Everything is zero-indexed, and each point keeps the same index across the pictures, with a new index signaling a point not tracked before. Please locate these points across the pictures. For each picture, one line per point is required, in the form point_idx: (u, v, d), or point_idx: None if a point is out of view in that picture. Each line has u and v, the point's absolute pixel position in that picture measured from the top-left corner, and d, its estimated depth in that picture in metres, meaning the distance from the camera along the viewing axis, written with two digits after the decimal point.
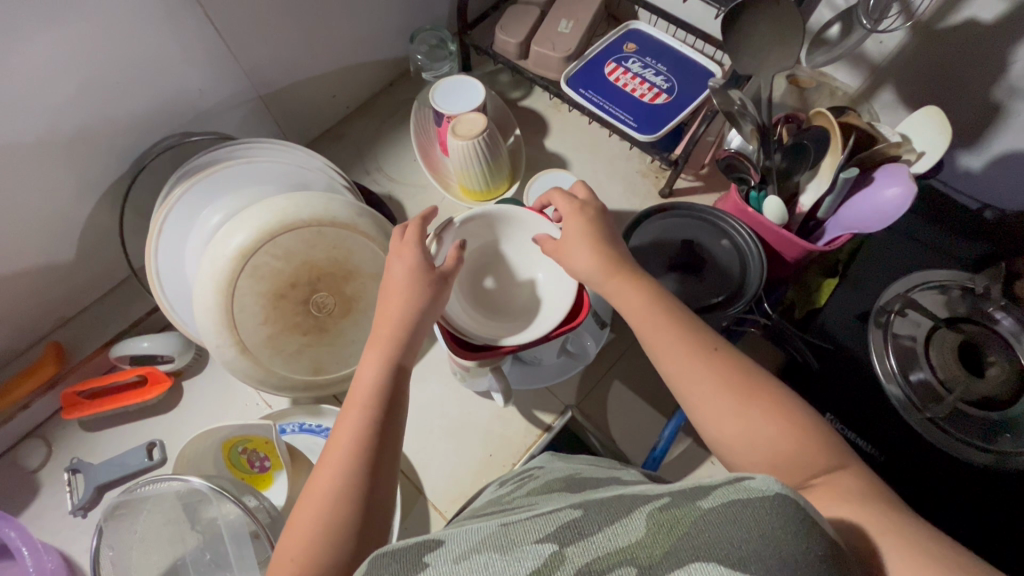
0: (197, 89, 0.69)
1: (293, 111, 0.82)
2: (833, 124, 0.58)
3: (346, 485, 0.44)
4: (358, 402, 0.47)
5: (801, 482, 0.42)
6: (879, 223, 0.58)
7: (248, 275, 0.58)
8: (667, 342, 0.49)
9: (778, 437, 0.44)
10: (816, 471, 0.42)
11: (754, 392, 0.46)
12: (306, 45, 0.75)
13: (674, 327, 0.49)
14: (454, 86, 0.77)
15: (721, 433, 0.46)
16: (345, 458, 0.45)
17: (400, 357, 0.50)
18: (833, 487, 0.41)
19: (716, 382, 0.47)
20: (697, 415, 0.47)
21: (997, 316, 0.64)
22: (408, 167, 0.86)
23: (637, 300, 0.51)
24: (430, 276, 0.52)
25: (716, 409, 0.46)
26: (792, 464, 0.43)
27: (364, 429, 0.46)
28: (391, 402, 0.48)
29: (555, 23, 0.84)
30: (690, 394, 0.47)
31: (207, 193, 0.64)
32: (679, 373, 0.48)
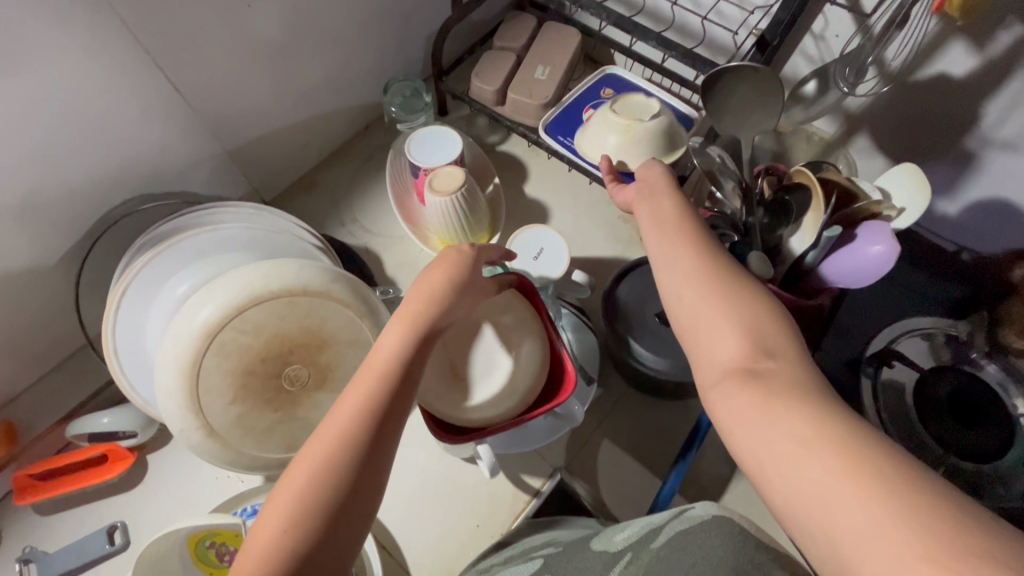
0: (160, 147, 0.65)
1: (263, 164, 0.79)
2: (813, 181, 0.58)
3: (335, 474, 0.42)
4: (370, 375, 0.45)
5: (754, 362, 0.41)
6: (868, 276, 0.58)
7: (214, 352, 0.55)
8: (680, 245, 0.49)
9: (757, 321, 0.43)
10: (763, 356, 0.41)
11: (733, 286, 0.45)
12: (275, 97, 0.73)
13: (683, 231, 0.50)
14: (429, 136, 0.76)
15: (697, 303, 0.45)
16: (329, 456, 0.42)
17: (418, 349, 0.47)
18: (768, 387, 0.40)
19: (707, 266, 0.47)
20: (679, 287, 0.47)
21: (983, 362, 0.65)
22: (385, 217, 0.83)
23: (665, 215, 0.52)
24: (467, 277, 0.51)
25: (699, 286, 0.46)
26: (756, 340, 0.42)
27: (356, 428, 0.43)
28: (402, 393, 0.46)
29: (531, 69, 0.84)
30: (682, 269, 0.48)
31: (168, 264, 0.61)
32: (667, 257, 0.49)
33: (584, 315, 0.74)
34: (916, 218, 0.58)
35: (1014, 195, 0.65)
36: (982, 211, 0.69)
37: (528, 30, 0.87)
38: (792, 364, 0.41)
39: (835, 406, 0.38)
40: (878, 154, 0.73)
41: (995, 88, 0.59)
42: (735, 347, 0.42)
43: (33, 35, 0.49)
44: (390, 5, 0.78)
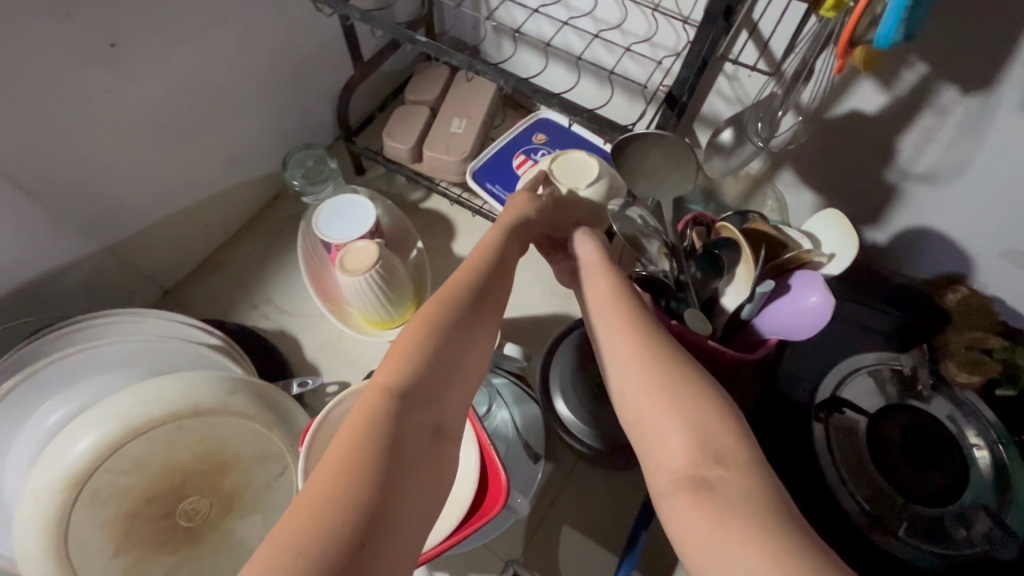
0: (19, 257, 0.57)
1: (158, 252, 0.71)
2: (740, 236, 0.56)
3: (341, 495, 0.31)
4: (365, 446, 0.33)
5: (704, 472, 0.34)
6: (805, 330, 0.55)
7: (84, 503, 0.47)
8: (611, 316, 0.43)
9: (700, 419, 0.36)
10: (716, 461, 0.35)
11: (677, 376, 0.39)
12: (159, 181, 0.66)
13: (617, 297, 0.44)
14: (337, 208, 0.70)
15: (639, 405, 0.39)
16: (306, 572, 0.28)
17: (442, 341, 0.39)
18: (716, 506, 0.33)
19: (646, 351, 0.40)
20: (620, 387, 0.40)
21: (928, 396, 0.63)
22: (303, 293, 0.76)
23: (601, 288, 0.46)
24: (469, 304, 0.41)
25: (637, 382, 0.39)
26: (703, 448, 0.35)
27: (350, 520, 0.30)
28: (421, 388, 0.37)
29: (445, 123, 0.79)
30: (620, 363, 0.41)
31: (29, 396, 0.52)
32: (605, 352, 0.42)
33: (525, 384, 0.69)
34: (849, 263, 0.55)
35: (939, 223, 0.65)
36: (910, 238, 0.68)
37: (440, 81, 0.82)
38: (744, 469, 0.34)
39: (796, 521, 0.32)
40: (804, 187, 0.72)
41: (907, 125, 0.58)
42: (680, 459, 0.35)
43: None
44: (283, 70, 0.72)
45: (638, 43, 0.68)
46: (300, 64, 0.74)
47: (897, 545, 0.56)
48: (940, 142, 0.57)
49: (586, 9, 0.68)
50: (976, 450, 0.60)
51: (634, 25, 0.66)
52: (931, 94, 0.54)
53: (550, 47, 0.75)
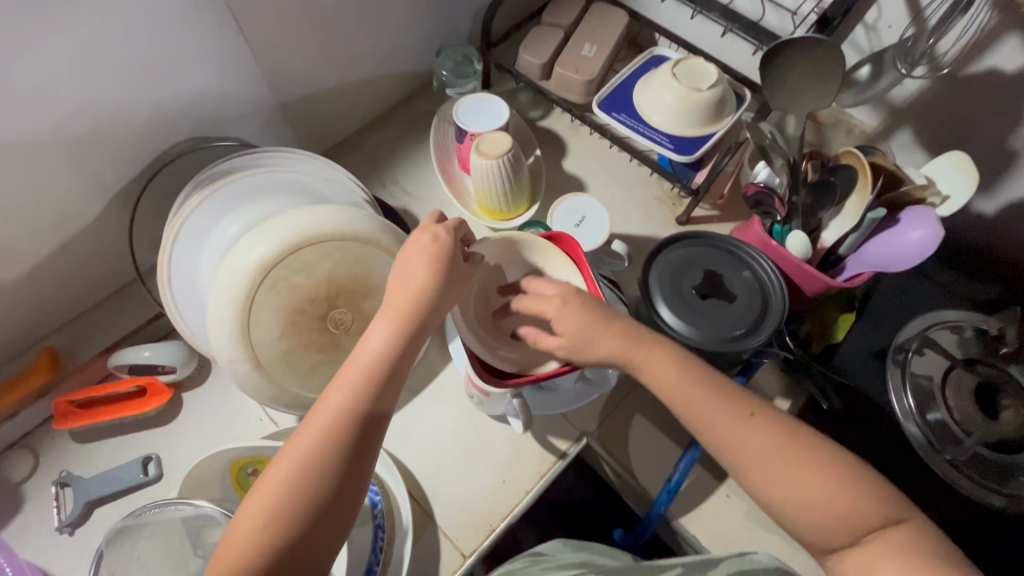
0: (219, 92, 0.67)
1: (313, 121, 0.80)
2: (861, 162, 0.60)
3: (278, 518, 0.43)
4: (291, 460, 0.45)
5: (852, 538, 0.46)
6: (901, 263, 0.59)
7: (265, 289, 0.57)
8: (708, 405, 0.50)
9: (833, 492, 0.46)
10: (867, 526, 0.46)
11: (797, 444, 0.48)
12: (331, 53, 0.74)
13: (705, 390, 0.51)
14: (475, 103, 0.77)
15: (774, 496, 0.48)
16: (260, 540, 0.43)
17: (372, 404, 0.47)
18: (800, 481, 0.47)
19: (761, 438, 0.49)
20: (743, 469, 0.49)
21: (1011, 357, 0.65)
22: (425, 181, 0.85)
23: (673, 376, 0.52)
24: (384, 366, 0.48)
25: (757, 456, 0.48)
26: (847, 523, 0.46)
27: (287, 509, 0.44)
28: (359, 443, 0.46)
29: (578, 47, 0.85)
30: (728, 445, 0.50)
31: (225, 202, 0.62)
32: (724, 440, 0.50)
33: (618, 289, 0.74)
34: (959, 208, 0.59)
35: None
36: (1019, 212, 0.70)
37: (577, 7, 0.88)
38: (873, 502, 0.46)
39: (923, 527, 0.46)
40: (919, 148, 0.74)
41: None
42: (831, 539, 0.47)
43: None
44: None
45: None
46: None
47: (947, 470, 0.61)
48: None
49: None
50: None
51: None
52: None
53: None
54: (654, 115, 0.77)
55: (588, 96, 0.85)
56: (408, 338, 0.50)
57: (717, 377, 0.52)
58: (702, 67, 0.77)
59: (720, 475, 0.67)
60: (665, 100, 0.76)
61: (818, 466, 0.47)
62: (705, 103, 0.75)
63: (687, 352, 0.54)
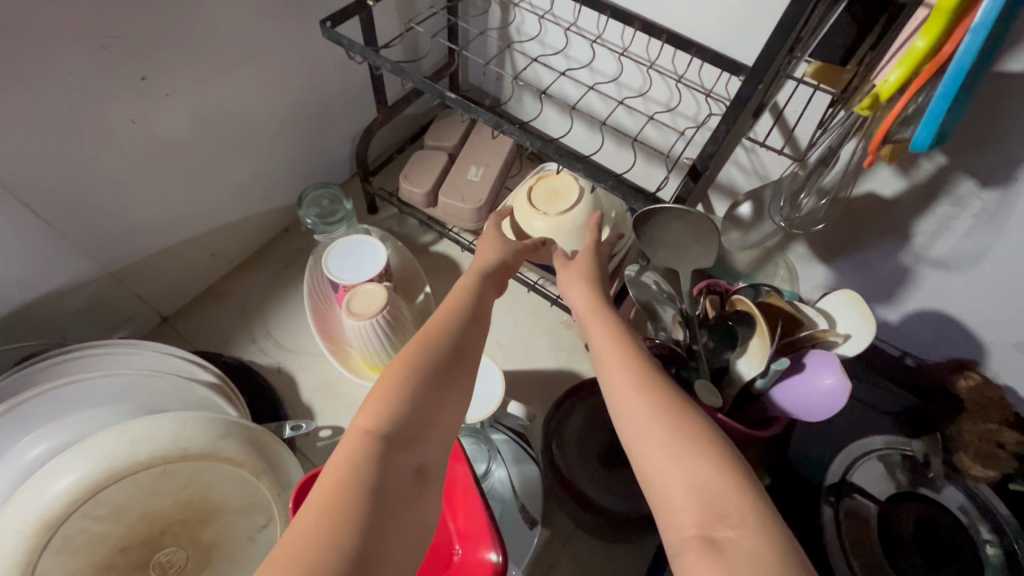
0: (20, 281, 0.56)
1: (160, 279, 0.69)
2: (756, 311, 0.55)
3: (402, 409, 0.35)
4: (399, 357, 0.38)
5: (709, 531, 0.31)
6: (821, 411, 0.54)
7: (54, 550, 0.44)
8: (609, 344, 0.42)
9: (702, 474, 0.33)
10: (725, 519, 0.31)
11: (682, 416, 0.36)
12: (172, 210, 0.65)
13: (626, 340, 0.42)
14: (349, 247, 0.69)
15: (642, 459, 0.36)
16: (371, 435, 0.33)
17: (472, 325, 0.42)
18: (664, 435, 0.36)
19: (650, 398, 0.38)
20: (624, 433, 0.38)
21: (940, 486, 0.61)
22: (305, 329, 0.75)
23: (608, 329, 0.43)
24: (490, 272, 0.48)
25: (637, 415, 0.37)
26: (712, 500, 0.32)
27: (398, 397, 0.35)
28: (460, 347, 0.40)
29: (463, 171, 0.80)
30: (615, 390, 0.39)
31: (11, 426, 0.49)
32: (611, 377, 0.40)
33: (525, 443, 0.66)
34: (865, 345, 0.54)
35: (950, 308, 0.65)
36: (922, 320, 0.68)
37: (460, 128, 0.83)
38: (751, 523, 0.31)
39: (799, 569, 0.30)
40: (816, 261, 0.72)
41: (924, 211, 0.58)
42: (681, 521, 0.32)
43: None
44: (308, 107, 0.73)
45: (660, 111, 0.69)
46: (324, 104, 0.75)
47: None
48: (956, 230, 0.57)
49: (611, 76, 0.70)
50: (989, 546, 0.57)
51: (656, 93, 0.68)
52: (950, 185, 0.55)
53: (583, 99, 0.75)
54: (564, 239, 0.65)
55: (478, 221, 0.79)
56: (507, 264, 0.50)
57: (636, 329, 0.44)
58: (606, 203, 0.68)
59: None
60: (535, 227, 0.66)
61: (697, 424, 0.36)
62: (583, 217, 0.64)
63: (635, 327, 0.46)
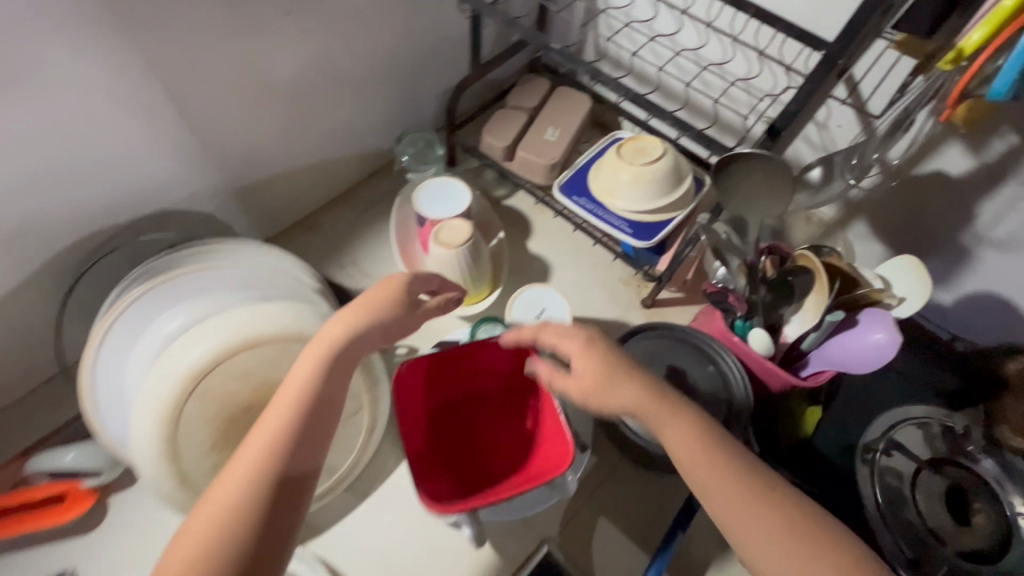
0: (164, 182, 0.65)
1: (268, 201, 0.78)
2: (818, 266, 0.59)
3: (233, 513, 0.43)
4: (282, 410, 0.46)
5: None
6: (866, 365, 0.58)
7: (197, 397, 0.53)
8: (691, 450, 0.47)
9: (801, 546, 0.43)
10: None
11: (775, 495, 0.45)
12: (287, 138, 0.73)
13: (709, 446, 0.47)
14: (436, 187, 0.76)
15: (739, 530, 0.44)
16: (251, 471, 0.44)
17: (317, 384, 0.48)
18: (744, 503, 0.45)
19: (745, 495, 0.45)
20: (716, 509, 0.45)
21: (979, 457, 0.63)
22: (386, 261, 0.83)
23: (683, 435, 0.47)
24: (407, 304, 0.54)
25: (730, 492, 0.45)
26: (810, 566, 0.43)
27: (272, 440, 0.45)
28: (313, 430, 0.47)
29: (541, 130, 0.86)
30: (704, 482, 0.46)
31: (162, 297, 0.59)
32: (701, 472, 0.46)
33: None
34: (917, 309, 0.59)
35: (1006, 291, 0.67)
36: (976, 304, 0.70)
37: (541, 91, 0.89)
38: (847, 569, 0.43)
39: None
40: (875, 240, 0.75)
41: (990, 191, 0.61)
42: None
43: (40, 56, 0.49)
44: (409, 57, 0.80)
45: (738, 83, 0.73)
46: (423, 57, 0.82)
47: None
48: (1020, 213, 0.60)
49: (693, 46, 0.74)
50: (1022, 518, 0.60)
51: (735, 65, 0.72)
52: (1018, 165, 0.57)
53: (663, 69, 0.80)
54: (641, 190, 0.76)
55: (550, 177, 0.85)
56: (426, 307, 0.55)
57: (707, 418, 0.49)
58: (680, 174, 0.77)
59: None
60: (620, 180, 0.77)
61: (784, 497, 0.45)
62: (663, 172, 0.75)
63: (693, 404, 0.50)
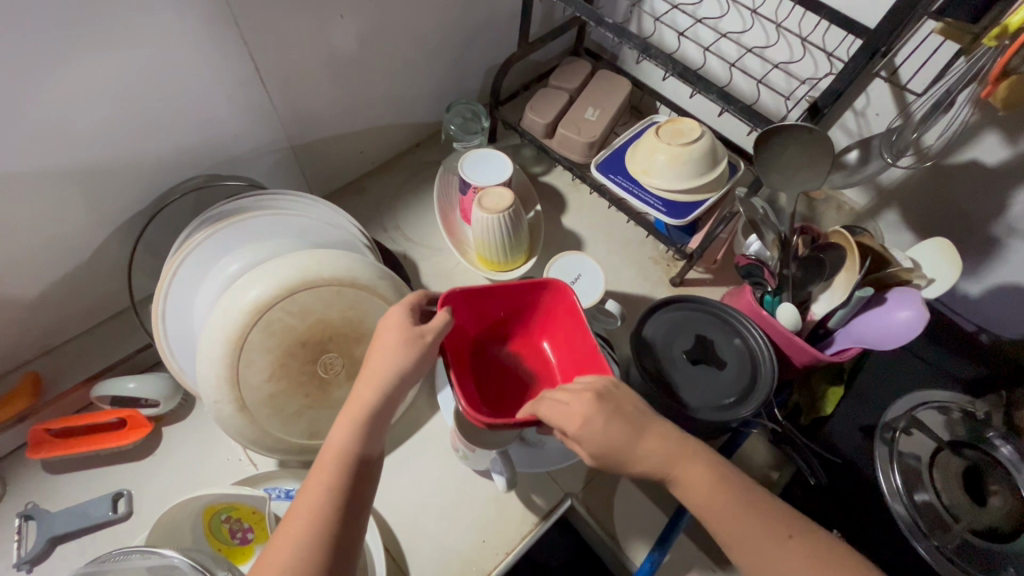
0: (232, 134, 0.69)
1: (321, 162, 0.82)
2: (850, 241, 0.61)
3: (310, 543, 0.43)
4: (328, 468, 0.46)
5: None
6: (891, 341, 0.59)
7: (259, 329, 0.57)
8: (714, 501, 0.48)
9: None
10: None
11: (810, 540, 0.46)
12: (344, 102, 0.77)
13: (732, 495, 0.48)
14: (481, 158, 0.80)
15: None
16: (319, 506, 0.44)
17: (373, 404, 0.49)
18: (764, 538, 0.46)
19: (773, 539, 0.46)
20: (747, 559, 0.46)
21: (997, 442, 0.64)
22: (427, 228, 0.86)
23: (700, 478, 0.48)
24: (412, 335, 0.51)
25: (759, 543, 0.46)
26: None
27: (335, 490, 0.45)
28: (366, 457, 0.47)
29: (582, 109, 0.89)
30: (730, 536, 0.47)
31: (229, 238, 0.63)
32: (725, 523, 0.47)
33: (609, 347, 0.75)
34: (946, 290, 0.60)
35: None
36: (1003, 295, 0.72)
37: (583, 73, 0.92)
38: None
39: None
40: (905, 229, 0.76)
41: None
42: None
43: (143, 6, 0.53)
44: (461, 32, 0.84)
45: (779, 69, 0.75)
46: (473, 33, 0.86)
47: (935, 556, 0.59)
48: None
49: (737, 32, 0.77)
50: None
51: (777, 51, 0.74)
52: None
53: (705, 53, 0.82)
54: (678, 174, 0.77)
55: (588, 156, 0.88)
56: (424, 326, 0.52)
57: (726, 465, 0.50)
58: (716, 154, 0.78)
59: (703, 545, 0.66)
60: (657, 160, 0.78)
61: (814, 535, 0.47)
62: (700, 154, 0.76)
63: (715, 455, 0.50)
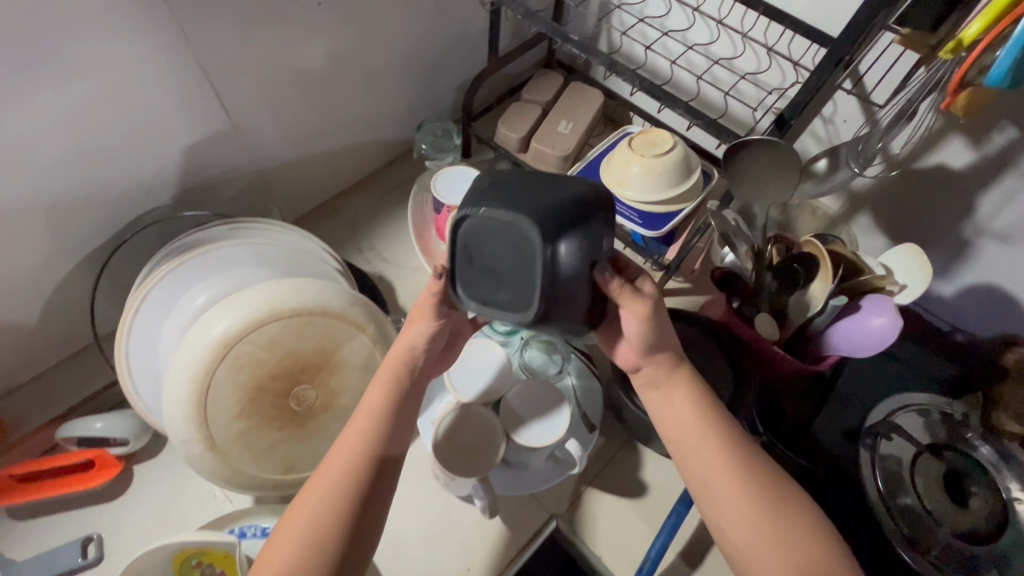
0: (197, 162, 0.68)
1: (292, 185, 0.81)
2: (823, 250, 0.61)
3: (349, 478, 0.48)
4: (366, 419, 0.51)
5: None
6: (868, 348, 0.60)
7: (227, 364, 0.55)
8: (692, 440, 0.50)
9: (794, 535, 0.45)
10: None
11: (778, 490, 0.47)
12: (312, 124, 0.76)
13: (710, 436, 0.50)
14: (453, 176, 0.79)
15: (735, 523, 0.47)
16: (359, 449, 0.49)
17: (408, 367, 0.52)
18: (737, 482, 0.48)
19: (739, 486, 0.48)
20: (713, 502, 0.48)
21: (975, 443, 0.66)
22: (403, 247, 0.85)
23: (687, 414, 0.51)
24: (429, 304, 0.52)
25: (725, 489, 0.48)
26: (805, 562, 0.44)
27: (375, 437, 0.50)
28: (401, 410, 0.51)
29: (555, 122, 0.88)
30: (702, 478, 0.49)
31: (194, 270, 0.61)
32: (697, 462, 0.49)
33: (590, 361, 0.75)
34: (919, 294, 0.60)
35: (1005, 282, 0.69)
36: (976, 295, 0.72)
37: (555, 85, 0.92)
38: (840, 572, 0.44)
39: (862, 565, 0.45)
40: (878, 232, 0.77)
41: (990, 184, 0.63)
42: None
43: (94, 39, 0.51)
44: (430, 50, 0.83)
45: (748, 78, 0.76)
46: (443, 49, 0.85)
47: (923, 563, 0.59)
48: (1018, 204, 0.62)
49: (705, 42, 0.77)
50: (1018, 503, 0.62)
51: (745, 60, 0.74)
52: (1017, 157, 0.60)
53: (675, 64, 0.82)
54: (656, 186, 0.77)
55: (563, 168, 0.87)
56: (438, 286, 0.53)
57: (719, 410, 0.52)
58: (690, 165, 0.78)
59: (692, 562, 0.65)
60: (631, 171, 0.78)
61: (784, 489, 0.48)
62: (674, 164, 0.76)
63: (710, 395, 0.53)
